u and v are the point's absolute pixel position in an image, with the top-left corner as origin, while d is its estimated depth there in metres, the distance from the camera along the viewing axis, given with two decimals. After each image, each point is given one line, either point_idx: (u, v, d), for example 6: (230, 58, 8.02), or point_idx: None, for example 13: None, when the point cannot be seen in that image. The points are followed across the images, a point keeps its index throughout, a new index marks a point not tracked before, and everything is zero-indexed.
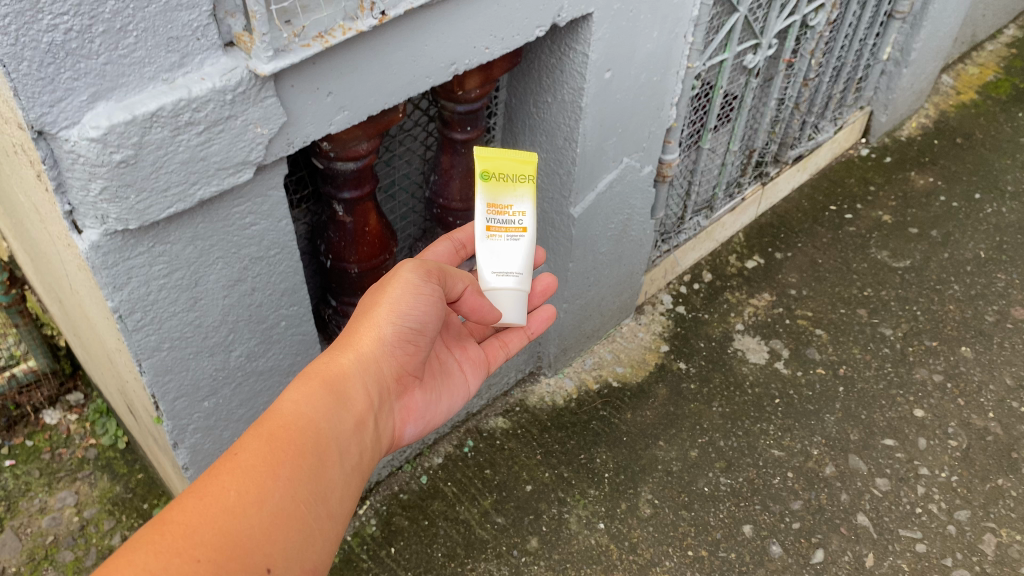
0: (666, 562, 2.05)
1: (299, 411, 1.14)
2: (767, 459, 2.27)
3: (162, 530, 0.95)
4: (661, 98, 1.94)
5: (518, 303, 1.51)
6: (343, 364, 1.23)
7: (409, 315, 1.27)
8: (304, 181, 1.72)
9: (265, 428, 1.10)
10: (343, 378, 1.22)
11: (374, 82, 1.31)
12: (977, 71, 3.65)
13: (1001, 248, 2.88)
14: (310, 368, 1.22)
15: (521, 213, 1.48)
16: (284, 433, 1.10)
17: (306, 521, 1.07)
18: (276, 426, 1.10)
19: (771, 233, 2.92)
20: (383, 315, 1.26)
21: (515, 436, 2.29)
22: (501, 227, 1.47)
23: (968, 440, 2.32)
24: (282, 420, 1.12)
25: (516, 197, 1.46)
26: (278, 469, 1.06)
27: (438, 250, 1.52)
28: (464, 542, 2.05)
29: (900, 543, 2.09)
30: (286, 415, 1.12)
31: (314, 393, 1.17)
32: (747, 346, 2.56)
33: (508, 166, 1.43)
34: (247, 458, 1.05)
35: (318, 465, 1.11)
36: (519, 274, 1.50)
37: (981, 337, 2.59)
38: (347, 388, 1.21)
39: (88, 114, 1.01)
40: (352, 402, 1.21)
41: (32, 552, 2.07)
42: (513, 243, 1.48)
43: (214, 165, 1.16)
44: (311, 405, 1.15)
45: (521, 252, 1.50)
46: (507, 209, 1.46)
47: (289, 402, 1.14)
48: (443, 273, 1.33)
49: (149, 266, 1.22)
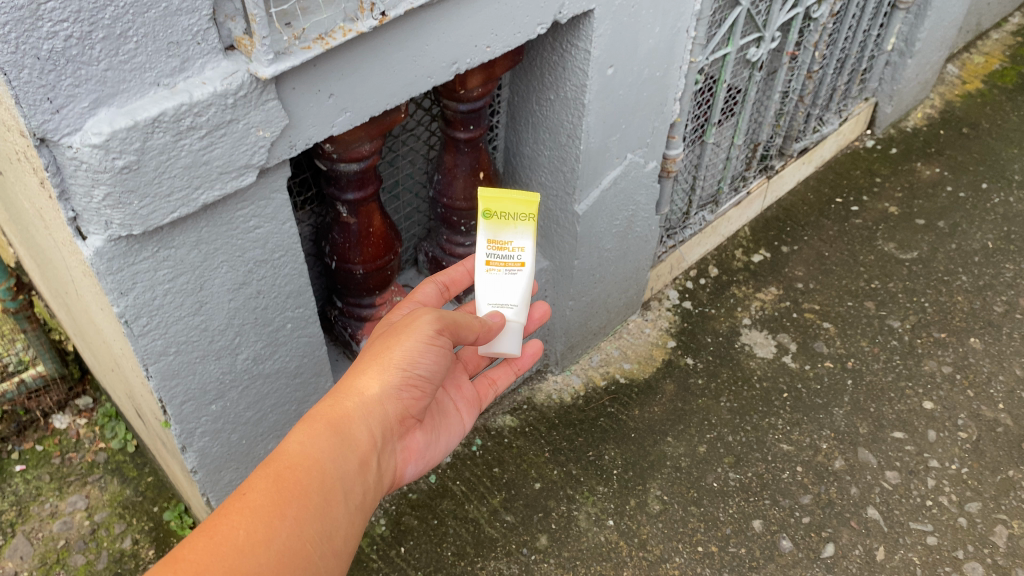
0: (676, 559, 2.04)
1: (306, 448, 1.14)
2: (776, 453, 2.26)
3: (174, 568, 0.97)
4: (664, 93, 1.94)
5: (513, 334, 1.52)
6: (349, 407, 1.23)
7: (414, 360, 1.28)
8: (308, 183, 1.71)
9: (273, 469, 1.10)
10: (351, 421, 1.22)
11: (376, 83, 1.31)
12: (983, 59, 3.63)
13: (1009, 238, 2.86)
14: (317, 410, 1.22)
15: (522, 249, 1.45)
16: (291, 473, 1.10)
17: (311, 560, 1.07)
18: (283, 465, 1.11)
19: (776, 227, 2.91)
20: (394, 360, 1.26)
21: (522, 434, 2.28)
22: (500, 261, 1.46)
23: (978, 431, 2.31)
24: (290, 460, 1.12)
25: (517, 234, 1.44)
26: (286, 508, 1.07)
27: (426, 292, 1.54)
28: (474, 541, 2.05)
29: (911, 536, 2.08)
30: (293, 454, 1.13)
31: (321, 434, 1.17)
32: (755, 340, 2.55)
33: (510, 206, 1.40)
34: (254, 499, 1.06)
35: (324, 506, 1.11)
36: (515, 306, 1.50)
37: (990, 328, 2.57)
38: (354, 430, 1.21)
39: (90, 120, 1.01)
40: (359, 443, 1.21)
41: (43, 557, 2.08)
42: (511, 277, 1.48)
43: (217, 169, 1.16)
44: (318, 445, 1.15)
45: (521, 285, 1.49)
46: (507, 245, 1.45)
47: (297, 443, 1.15)
48: (458, 325, 1.34)
49: (154, 270, 1.22)
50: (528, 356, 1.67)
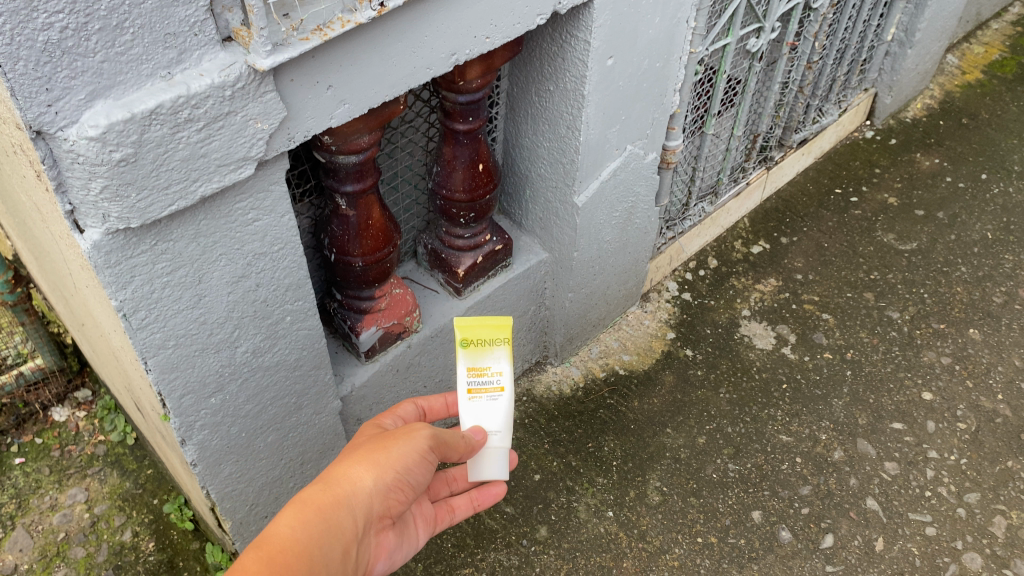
0: (675, 549, 2.05)
1: (295, 534, 1.11)
2: (775, 444, 2.26)
3: None
4: (664, 84, 1.93)
5: (500, 460, 1.42)
6: (338, 494, 1.18)
7: (406, 465, 1.24)
8: (306, 175, 1.70)
9: (264, 551, 1.07)
10: (337, 509, 1.17)
11: (374, 74, 1.30)
12: (982, 49, 3.62)
13: (1008, 229, 2.86)
14: (306, 493, 1.17)
15: (500, 372, 1.35)
16: (280, 557, 1.07)
17: None
18: (274, 548, 1.08)
19: (775, 218, 2.91)
20: (390, 462, 1.22)
21: (522, 426, 2.28)
22: (480, 388, 1.36)
23: (977, 422, 2.31)
24: (277, 544, 1.08)
25: (495, 358, 1.34)
26: None
27: (404, 412, 1.46)
28: (473, 532, 2.05)
29: (910, 527, 2.09)
30: (282, 540, 1.09)
31: (309, 518, 1.13)
32: (754, 332, 2.55)
33: (485, 331, 1.32)
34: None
35: None
36: (500, 433, 1.39)
37: (989, 319, 2.57)
38: (340, 519, 1.16)
39: (87, 113, 1.00)
40: (344, 533, 1.16)
41: (43, 549, 2.08)
42: (493, 405, 1.37)
43: (215, 162, 1.16)
44: (305, 531, 1.11)
45: (503, 412, 1.38)
46: (485, 371, 1.35)
47: (284, 527, 1.11)
48: (453, 441, 1.30)
49: (153, 263, 1.22)
50: (490, 497, 1.51)
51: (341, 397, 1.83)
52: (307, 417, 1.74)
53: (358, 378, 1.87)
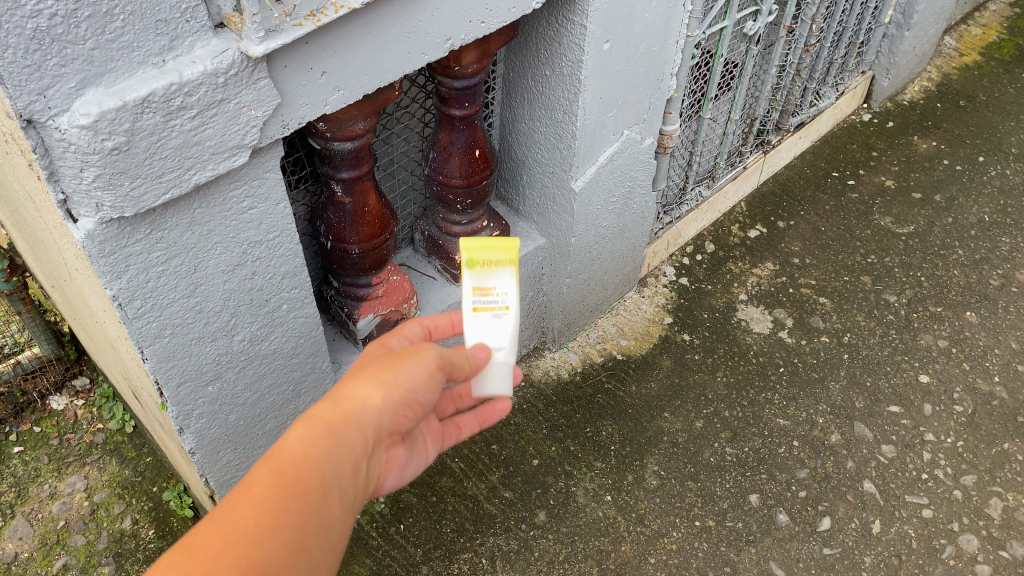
0: (673, 533, 2.06)
1: (307, 451, 0.98)
2: (772, 428, 2.27)
3: (177, 556, 0.85)
4: (660, 68, 1.92)
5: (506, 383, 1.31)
6: (347, 406, 1.05)
7: (417, 381, 1.11)
8: (301, 162, 1.69)
9: (275, 464, 0.96)
10: (348, 423, 1.04)
11: (369, 60, 1.29)
12: (980, 31, 3.61)
13: (1006, 211, 2.86)
14: (313, 406, 1.04)
15: (506, 293, 1.27)
16: (292, 471, 0.96)
17: (307, 555, 0.93)
18: (286, 464, 0.96)
19: (773, 202, 2.90)
20: (399, 378, 1.09)
21: (520, 411, 2.29)
22: (485, 308, 1.27)
23: (974, 405, 2.32)
24: (287, 458, 0.96)
25: (501, 276, 1.26)
26: (286, 505, 0.93)
27: (410, 331, 1.28)
28: (472, 518, 2.06)
29: (906, 509, 2.10)
30: (293, 456, 0.97)
31: (320, 434, 1.00)
32: (751, 316, 2.55)
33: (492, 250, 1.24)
34: (241, 510, 0.90)
35: (321, 507, 0.96)
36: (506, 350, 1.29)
37: (986, 302, 2.58)
38: (350, 434, 1.04)
39: (78, 101, 1.00)
40: (354, 448, 1.04)
41: (43, 537, 2.08)
42: (498, 326, 1.28)
43: (209, 150, 1.15)
44: (317, 444, 0.99)
45: (509, 332, 1.29)
46: (491, 289, 1.26)
47: (292, 442, 0.98)
48: (458, 360, 1.18)
49: (148, 253, 1.22)
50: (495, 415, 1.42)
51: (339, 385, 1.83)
52: (305, 404, 1.74)
53: None
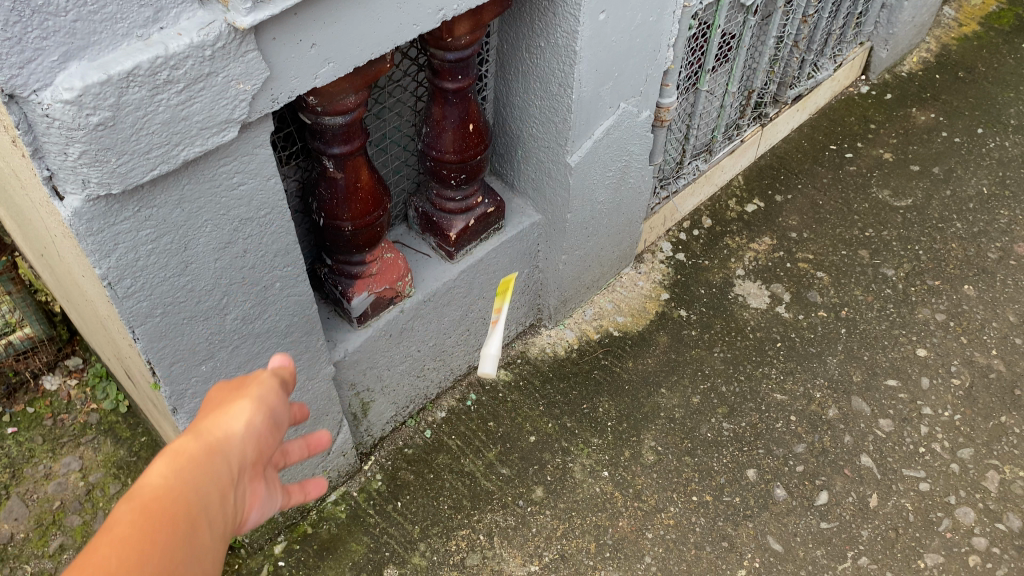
0: (671, 508, 2.05)
1: (171, 485, 0.73)
2: (769, 403, 2.26)
3: None
4: (657, 39, 1.89)
5: None
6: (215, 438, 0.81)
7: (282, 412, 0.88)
8: (292, 138, 1.65)
9: (132, 507, 0.70)
10: (223, 447, 0.80)
11: (359, 32, 1.26)
12: (979, 2, 3.57)
13: (1004, 183, 2.84)
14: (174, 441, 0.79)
15: None
16: (156, 507, 0.71)
17: None
18: (146, 498, 0.71)
19: (770, 175, 2.88)
20: (260, 400, 0.86)
21: (517, 388, 2.28)
22: None
23: (971, 378, 2.31)
24: (146, 496, 0.71)
25: None
26: (150, 544, 0.67)
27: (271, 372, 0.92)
28: (470, 494, 2.06)
29: (903, 483, 2.10)
30: (156, 491, 0.72)
31: (187, 464, 0.76)
32: (748, 291, 2.53)
33: None
34: (99, 555, 0.64)
35: (195, 542, 0.71)
36: None
37: (984, 275, 2.57)
38: (224, 458, 0.80)
39: (61, 75, 0.97)
40: (232, 469, 0.80)
41: (39, 518, 2.07)
42: None
43: (197, 125, 1.12)
44: (185, 476, 0.75)
45: None
46: None
47: (152, 478, 0.74)
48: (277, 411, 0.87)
49: (137, 231, 1.19)
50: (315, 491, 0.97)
51: (334, 363, 1.81)
52: (300, 383, 1.73)
53: (351, 344, 1.85)
